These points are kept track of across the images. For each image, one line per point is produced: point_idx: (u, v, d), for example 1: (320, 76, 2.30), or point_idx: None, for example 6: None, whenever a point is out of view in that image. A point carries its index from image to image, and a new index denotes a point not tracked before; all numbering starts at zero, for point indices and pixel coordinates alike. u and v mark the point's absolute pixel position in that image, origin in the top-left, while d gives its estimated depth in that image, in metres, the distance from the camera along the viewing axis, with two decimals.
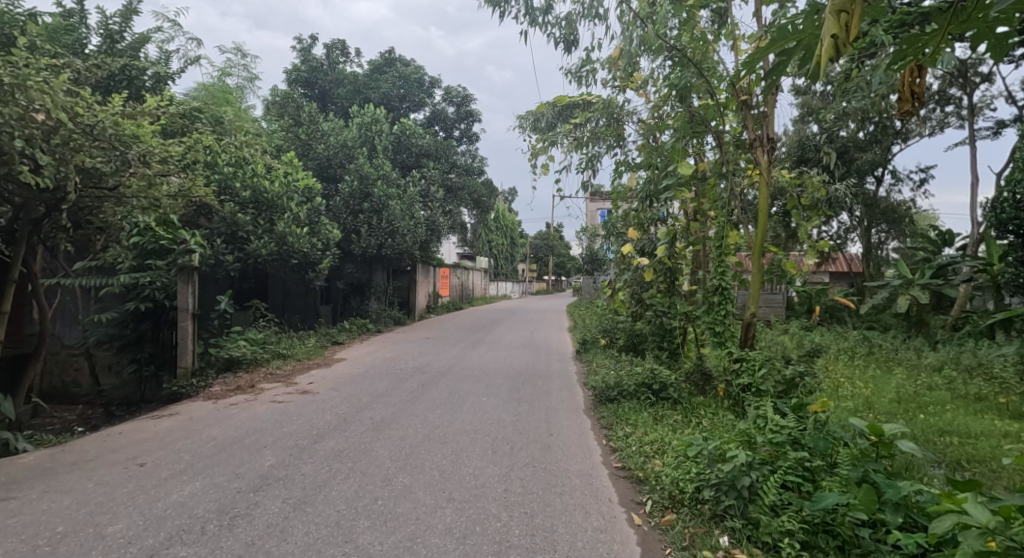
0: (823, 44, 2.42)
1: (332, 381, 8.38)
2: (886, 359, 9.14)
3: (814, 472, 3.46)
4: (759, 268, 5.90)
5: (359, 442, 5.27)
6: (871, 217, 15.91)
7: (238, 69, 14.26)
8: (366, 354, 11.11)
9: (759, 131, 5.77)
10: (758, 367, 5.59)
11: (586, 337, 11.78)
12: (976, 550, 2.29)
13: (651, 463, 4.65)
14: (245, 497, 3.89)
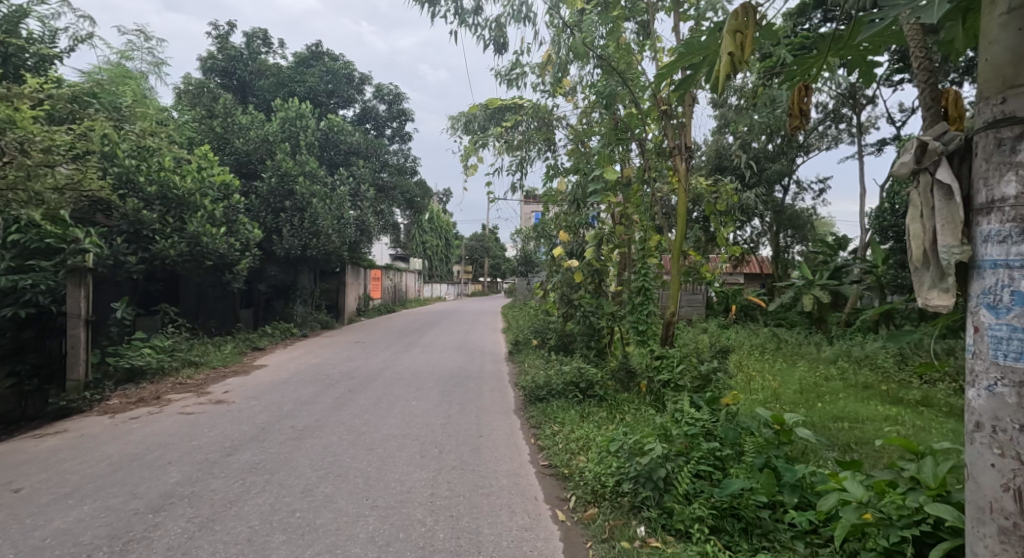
0: (721, 61, 2.68)
1: (251, 389, 8.03)
2: (791, 353, 10.04)
3: (723, 461, 3.79)
4: (679, 270, 6.29)
5: (277, 453, 5.13)
6: (779, 223, 17.29)
7: (141, 52, 13.19)
8: (289, 359, 10.71)
9: (678, 141, 6.17)
10: (676, 363, 5.95)
11: (518, 338, 12.00)
12: (851, 522, 2.67)
13: (576, 459, 4.87)
14: (143, 519, 3.70)
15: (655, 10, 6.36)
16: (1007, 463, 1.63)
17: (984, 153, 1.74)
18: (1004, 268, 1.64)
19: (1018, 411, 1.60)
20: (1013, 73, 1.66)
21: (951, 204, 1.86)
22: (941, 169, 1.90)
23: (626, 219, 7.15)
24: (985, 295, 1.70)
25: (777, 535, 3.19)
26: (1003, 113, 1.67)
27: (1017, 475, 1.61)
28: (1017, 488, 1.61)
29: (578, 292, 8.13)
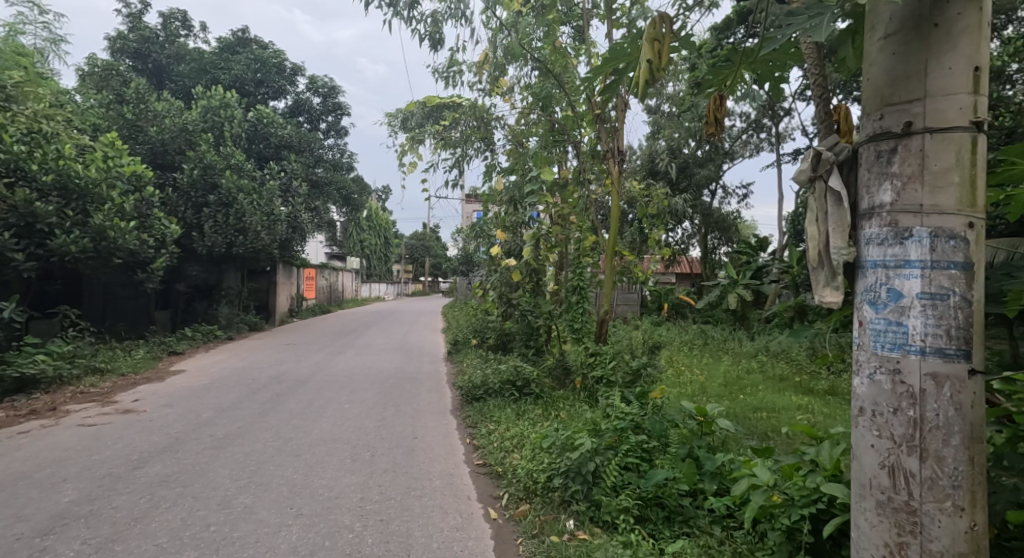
0: (641, 67, 2.78)
1: (165, 396, 7.52)
2: (717, 348, 10.64)
3: (648, 452, 3.96)
4: (612, 270, 6.52)
5: (192, 464, 4.84)
6: (707, 225, 18.14)
7: (35, 27, 11.95)
8: (210, 364, 10.12)
9: (612, 144, 6.47)
10: (609, 360, 6.14)
11: (458, 337, 11.93)
12: (759, 504, 2.84)
13: (509, 458, 4.91)
14: (30, 544, 3.39)
15: (590, 17, 6.55)
16: (884, 443, 1.72)
17: (867, 163, 1.80)
18: (884, 267, 1.72)
19: (894, 396, 1.69)
20: (891, 90, 1.74)
21: (841, 209, 1.88)
22: (833, 177, 1.91)
23: (562, 220, 7.31)
24: (867, 293, 1.78)
25: (696, 520, 3.45)
26: (883, 127, 1.75)
27: (893, 454, 1.69)
28: (891, 465, 1.70)
29: (515, 291, 8.20)
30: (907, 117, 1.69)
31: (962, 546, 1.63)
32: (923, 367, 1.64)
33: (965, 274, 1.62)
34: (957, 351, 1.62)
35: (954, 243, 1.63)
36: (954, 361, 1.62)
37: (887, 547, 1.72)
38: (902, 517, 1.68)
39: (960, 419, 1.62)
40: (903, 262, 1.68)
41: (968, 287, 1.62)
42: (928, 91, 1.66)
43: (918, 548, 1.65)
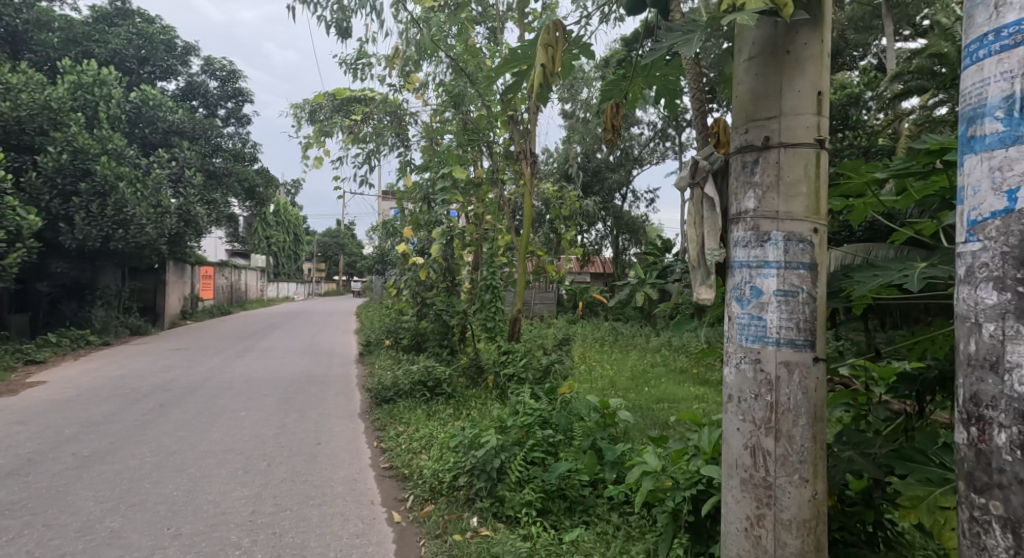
0: (536, 71, 2.83)
1: (20, 411, 6.61)
2: (626, 344, 11.14)
3: (554, 446, 4.06)
4: (524, 269, 6.60)
5: (51, 487, 4.30)
6: (619, 227, 18.65)
7: None
8: (79, 373, 9.03)
9: (524, 145, 6.51)
10: (520, 357, 6.05)
11: (369, 338, 11.39)
12: (647, 489, 3.00)
13: (417, 459, 4.77)
14: None
15: (504, 20, 6.59)
16: (747, 426, 1.90)
17: (735, 173, 1.98)
18: (748, 267, 1.91)
19: (754, 383, 1.88)
20: (754, 107, 1.93)
21: (714, 214, 2.05)
22: (708, 185, 2.06)
23: (477, 221, 7.34)
24: (734, 291, 1.96)
25: (596, 507, 3.60)
26: (747, 141, 1.94)
27: (754, 435, 1.88)
28: (753, 446, 1.88)
29: (427, 289, 8.00)
30: (766, 133, 1.89)
31: (806, 512, 1.85)
32: (778, 356, 1.84)
33: (811, 273, 1.86)
34: (804, 341, 1.84)
35: (802, 246, 1.85)
36: (802, 350, 1.84)
37: (748, 519, 1.90)
38: (760, 491, 1.87)
39: (806, 401, 1.84)
40: (764, 263, 1.87)
41: (812, 285, 1.85)
42: (782, 110, 1.86)
43: (772, 518, 1.85)
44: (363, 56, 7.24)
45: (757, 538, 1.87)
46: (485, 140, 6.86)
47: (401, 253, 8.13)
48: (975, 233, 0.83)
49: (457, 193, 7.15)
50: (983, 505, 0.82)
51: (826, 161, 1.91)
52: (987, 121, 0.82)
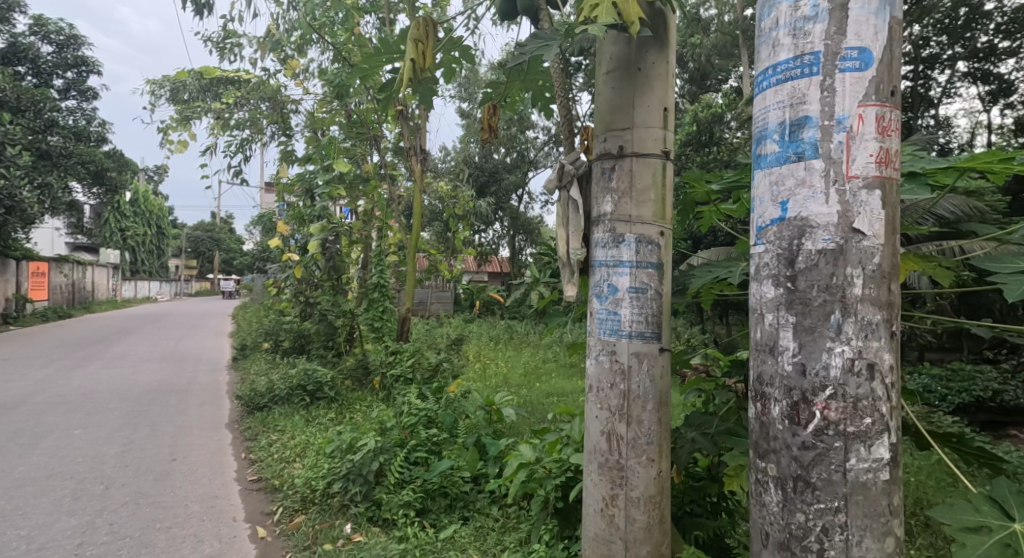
0: (404, 65, 2.74)
1: None
2: (520, 342, 11.14)
3: (438, 445, 4.01)
4: (413, 267, 6.38)
5: None
6: (515, 227, 17.87)
7: None
8: None
9: (413, 142, 6.25)
10: (408, 357, 5.89)
11: (245, 341, 10.30)
12: (521, 481, 3.10)
13: (290, 467, 4.39)
14: None
15: (394, 11, 6.32)
16: (603, 413, 2.05)
17: (595, 178, 2.11)
18: (607, 266, 2.04)
19: (611, 373, 2.02)
20: (612, 118, 2.08)
21: (577, 216, 2.16)
22: (573, 188, 2.18)
23: (365, 216, 7.16)
24: (594, 288, 2.09)
25: (475, 501, 3.61)
26: (606, 149, 2.08)
27: (609, 421, 2.03)
28: (609, 431, 2.03)
29: (312, 288, 7.29)
30: (620, 142, 2.04)
31: (653, 489, 2.02)
32: (629, 348, 2.00)
33: (658, 272, 2.04)
34: (651, 333, 2.01)
35: (651, 247, 2.03)
36: (650, 341, 2.01)
37: (604, 500, 2.04)
38: (614, 473, 2.02)
39: (654, 388, 2.02)
40: (618, 263, 2.02)
41: (659, 283, 2.04)
42: (634, 123, 2.03)
43: (623, 497, 2.00)
44: (232, 35, 6.63)
45: (612, 517, 2.02)
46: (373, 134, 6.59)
47: (274, 247, 7.32)
48: (761, 237, 0.95)
49: (340, 188, 6.63)
50: (762, 467, 0.93)
51: (671, 171, 2.10)
52: (768, 141, 0.94)
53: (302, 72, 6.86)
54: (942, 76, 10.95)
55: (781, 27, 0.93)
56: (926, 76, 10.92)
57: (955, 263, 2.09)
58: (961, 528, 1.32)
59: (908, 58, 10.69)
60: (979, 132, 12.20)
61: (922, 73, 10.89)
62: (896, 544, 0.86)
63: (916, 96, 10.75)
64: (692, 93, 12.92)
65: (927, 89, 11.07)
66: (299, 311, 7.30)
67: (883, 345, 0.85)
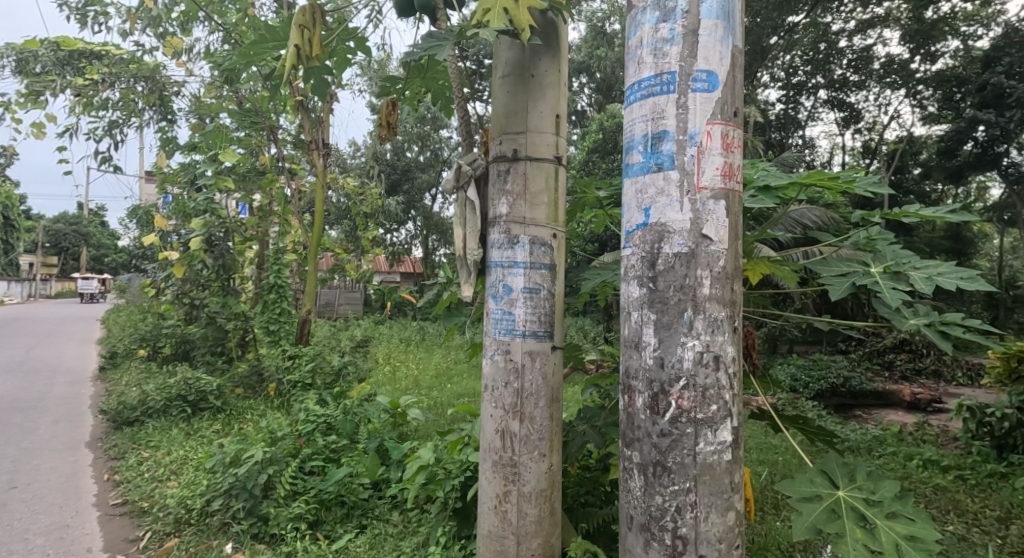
0: (287, 52, 2.56)
1: None
2: (433, 342, 10.83)
3: (336, 452, 3.86)
4: (315, 267, 6.07)
5: None
6: (428, 227, 17.28)
7: None
8: None
9: (315, 135, 5.90)
10: (307, 362, 5.66)
11: (115, 348, 9.09)
12: (419, 483, 3.05)
13: (163, 487, 3.99)
14: None
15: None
16: (497, 411, 2.08)
17: (491, 180, 2.14)
18: (502, 266, 2.07)
19: (505, 372, 2.06)
20: (507, 121, 2.12)
21: (474, 217, 2.18)
22: (471, 189, 2.19)
23: (260, 211, 6.76)
24: (489, 289, 2.11)
25: (373, 508, 3.49)
26: (501, 152, 2.12)
27: (503, 420, 2.07)
28: (503, 429, 2.07)
29: (197, 288, 6.44)
30: (514, 146, 2.09)
31: (544, 483, 2.08)
32: (523, 347, 2.05)
33: (550, 273, 2.11)
34: (543, 332, 2.07)
35: (544, 249, 2.09)
36: (542, 340, 2.07)
37: (497, 497, 2.07)
38: (507, 470, 2.06)
39: (545, 385, 2.08)
40: (513, 264, 2.06)
41: (552, 283, 2.10)
42: (528, 127, 2.08)
43: (516, 492, 2.04)
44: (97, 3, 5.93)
45: (504, 513, 2.06)
46: (267, 124, 6.18)
47: (150, 244, 6.49)
48: (629, 240, 1.02)
49: (227, 179, 6.19)
50: (628, 455, 1.00)
51: (563, 176, 2.18)
52: (633, 151, 1.01)
53: (184, 52, 6.30)
54: (808, 102, 12.37)
55: (644, 46, 1.00)
56: (796, 101, 12.29)
57: (798, 267, 2.35)
58: (800, 498, 1.50)
59: (781, 85, 11.94)
60: (837, 152, 13.89)
61: (792, 97, 12.24)
62: (737, 517, 0.96)
63: (787, 118, 12.14)
64: (598, 102, 13.42)
65: (796, 112, 12.41)
66: (181, 313, 6.62)
67: (727, 339, 0.95)
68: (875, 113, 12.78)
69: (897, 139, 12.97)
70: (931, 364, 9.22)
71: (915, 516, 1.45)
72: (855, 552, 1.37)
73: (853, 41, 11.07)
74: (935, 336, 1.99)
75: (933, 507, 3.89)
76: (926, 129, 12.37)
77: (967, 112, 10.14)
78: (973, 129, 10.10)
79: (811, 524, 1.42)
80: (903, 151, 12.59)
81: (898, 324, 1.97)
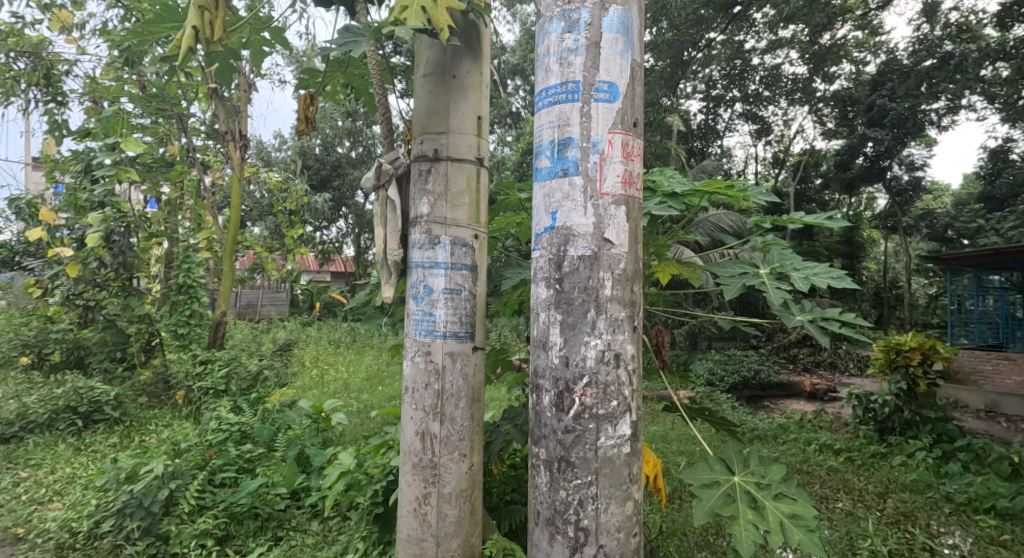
0: (185, 33, 2.37)
1: None
2: (365, 344, 10.48)
3: (250, 462, 3.67)
4: (231, 264, 5.72)
5: None
6: (360, 225, 16.73)
7: None
8: None
9: (230, 125, 5.51)
10: (219, 367, 5.31)
11: None
12: (339, 489, 2.95)
13: (45, 510, 3.59)
14: None
15: None
16: (418, 413, 2.05)
17: (412, 179, 2.11)
18: (422, 267, 2.05)
19: (425, 373, 2.03)
20: (428, 121, 2.10)
21: (395, 216, 2.14)
22: (392, 188, 2.15)
23: (167, 205, 6.28)
24: (410, 289, 2.08)
25: (290, 518, 3.31)
26: (422, 151, 2.10)
27: (423, 421, 2.04)
28: (423, 431, 2.04)
29: (92, 288, 5.84)
30: (435, 145, 2.07)
31: (464, 483, 2.08)
32: (444, 348, 2.04)
33: (471, 273, 2.10)
34: (464, 332, 2.07)
35: (465, 249, 2.09)
36: (463, 340, 2.07)
37: (417, 500, 2.04)
38: (427, 471, 2.04)
39: (466, 386, 2.08)
40: (434, 264, 2.04)
41: (473, 284, 2.10)
42: (449, 128, 2.08)
43: (436, 494, 2.03)
44: None
45: (424, 515, 2.03)
46: (176, 112, 5.63)
47: (35, 240, 5.77)
48: (539, 243, 1.04)
49: (131, 171, 5.47)
50: (535, 452, 1.03)
51: (484, 178, 2.19)
52: (541, 157, 1.04)
53: (76, 28, 5.74)
54: (725, 114, 13.32)
55: (551, 55, 1.03)
56: (716, 113, 13.25)
57: (699, 270, 2.50)
58: (701, 484, 1.60)
59: (702, 96, 12.62)
60: (750, 162, 14.89)
61: (711, 109, 13.08)
62: (635, 507, 1.01)
63: (707, 128, 12.97)
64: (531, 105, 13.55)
65: (716, 123, 13.34)
66: (72, 316, 6.00)
67: (628, 338, 0.99)
68: (783, 127, 13.78)
69: (800, 151, 14.06)
70: (828, 357, 10.10)
71: (797, 495, 1.59)
72: (746, 531, 1.48)
73: (764, 59, 11.74)
74: (816, 331, 2.19)
75: (823, 486, 4.26)
76: (825, 143, 13.48)
77: (858, 129, 11.62)
78: (864, 145, 11.78)
79: (709, 509, 1.52)
80: (805, 162, 13.67)
81: (786, 320, 2.14)
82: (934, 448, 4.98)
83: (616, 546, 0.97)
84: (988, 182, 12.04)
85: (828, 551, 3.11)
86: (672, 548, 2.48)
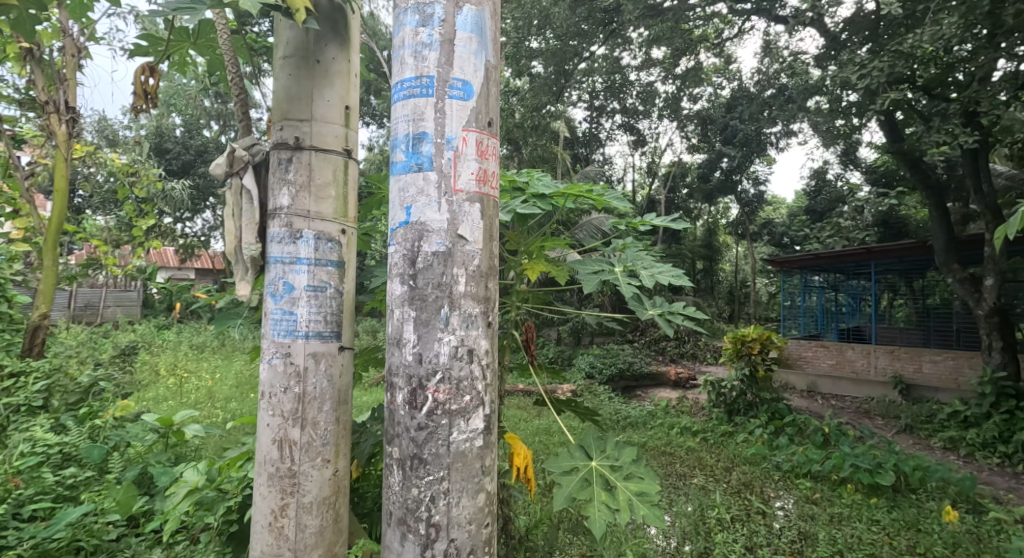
0: None
1: None
2: (235, 348, 9.57)
3: (73, 488, 3.17)
4: (56, 259, 4.88)
5: None
6: None
7: None
8: None
9: (54, 95, 4.66)
10: (35, 382, 4.49)
11: None
12: (181, 512, 2.66)
13: None
14: None
15: None
16: (276, 420, 1.92)
17: (271, 168, 1.96)
18: (282, 262, 1.91)
19: (285, 376, 1.90)
20: (288, 106, 1.97)
21: (252, 207, 1.98)
22: (247, 176, 1.99)
23: None
24: (268, 287, 1.93)
25: (121, 548, 2.85)
26: (281, 139, 1.95)
27: (281, 428, 1.91)
28: (281, 439, 1.91)
29: None
30: (296, 133, 1.95)
31: (327, 490, 1.98)
32: (305, 349, 1.92)
33: (337, 271, 2.01)
34: (329, 332, 1.98)
35: (330, 245, 1.99)
36: (328, 340, 1.97)
37: (273, 513, 1.91)
38: (285, 482, 1.91)
39: (330, 388, 1.98)
40: (295, 260, 1.92)
41: (339, 282, 2.00)
42: (312, 116, 1.96)
43: (295, 504, 1.91)
44: None
45: (280, 528, 1.90)
46: None
47: None
48: (396, 237, 1.02)
49: None
50: (389, 452, 1.01)
51: (353, 171, 2.10)
52: (397, 151, 1.03)
53: None
54: (607, 124, 14.13)
55: (406, 47, 1.02)
56: (597, 122, 14.01)
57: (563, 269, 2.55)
58: (561, 472, 1.69)
59: (586, 105, 13.40)
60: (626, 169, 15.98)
61: (595, 118, 13.85)
62: (487, 498, 1.03)
63: (590, 136, 13.69)
64: None
65: (599, 131, 14.10)
66: None
67: (481, 334, 1.01)
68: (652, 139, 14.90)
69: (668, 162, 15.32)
70: (690, 348, 11.17)
71: (645, 475, 1.73)
72: (599, 512, 1.59)
73: (639, 76, 12.65)
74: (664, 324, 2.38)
75: (677, 465, 4.68)
76: (688, 156, 14.78)
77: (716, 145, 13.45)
78: (720, 159, 13.52)
79: (567, 495, 1.61)
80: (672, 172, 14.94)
81: (639, 313, 2.31)
82: (769, 425, 5.68)
83: (467, 537, 0.98)
84: (812, 197, 13.99)
85: (684, 524, 3.42)
86: (539, 537, 2.56)
